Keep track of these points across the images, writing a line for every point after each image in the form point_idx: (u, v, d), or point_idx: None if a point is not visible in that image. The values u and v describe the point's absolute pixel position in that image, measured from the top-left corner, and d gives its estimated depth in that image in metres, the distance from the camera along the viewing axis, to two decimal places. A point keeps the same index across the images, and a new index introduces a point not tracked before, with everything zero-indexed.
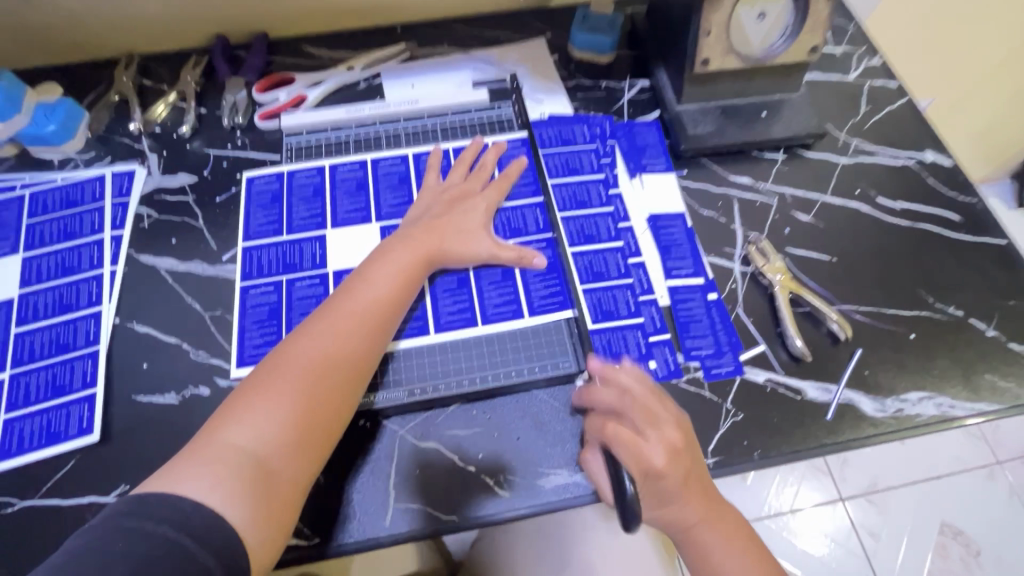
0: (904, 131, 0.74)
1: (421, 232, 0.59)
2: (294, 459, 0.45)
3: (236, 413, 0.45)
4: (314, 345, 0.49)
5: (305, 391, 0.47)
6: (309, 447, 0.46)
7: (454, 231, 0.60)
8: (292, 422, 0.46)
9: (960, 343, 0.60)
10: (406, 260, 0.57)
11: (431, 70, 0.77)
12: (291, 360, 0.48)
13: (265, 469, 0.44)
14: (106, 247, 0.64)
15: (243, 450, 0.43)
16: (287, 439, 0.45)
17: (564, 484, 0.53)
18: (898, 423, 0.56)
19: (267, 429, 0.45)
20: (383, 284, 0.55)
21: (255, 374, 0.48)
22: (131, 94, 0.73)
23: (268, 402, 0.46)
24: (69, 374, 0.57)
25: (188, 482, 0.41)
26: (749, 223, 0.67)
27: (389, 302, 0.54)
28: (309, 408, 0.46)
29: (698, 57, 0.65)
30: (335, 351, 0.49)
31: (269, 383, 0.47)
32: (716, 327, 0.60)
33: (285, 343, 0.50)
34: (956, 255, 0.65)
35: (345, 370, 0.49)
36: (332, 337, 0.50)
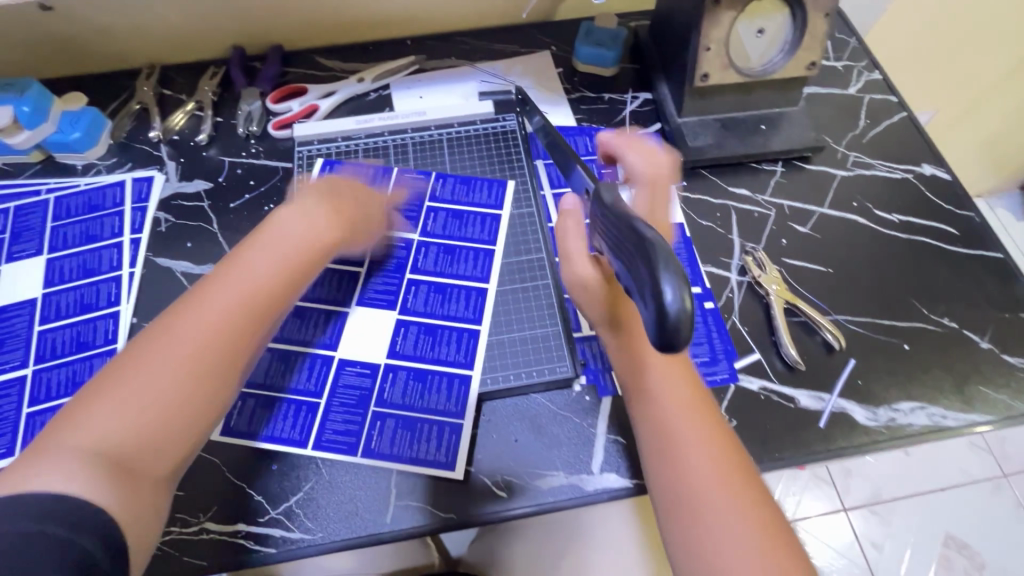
0: (902, 144, 0.75)
1: (335, 219, 0.56)
2: (161, 451, 0.40)
3: (89, 407, 0.39)
4: (185, 323, 0.43)
5: (175, 373, 0.41)
6: (179, 437, 0.41)
7: (386, 245, 0.59)
8: (162, 412, 0.40)
9: (954, 354, 0.61)
10: (300, 236, 0.52)
11: (439, 82, 0.79)
12: (160, 340, 0.42)
13: (126, 466, 0.38)
14: (125, 250, 0.67)
15: (96, 446, 0.38)
16: (156, 428, 0.40)
17: (560, 486, 0.54)
18: (889, 432, 0.57)
19: (126, 420, 0.39)
20: (275, 260, 0.49)
21: (111, 362, 0.42)
22: (151, 103, 0.76)
23: (128, 390, 0.40)
24: (88, 370, 0.59)
25: (38, 481, 0.36)
26: (746, 234, 0.68)
27: (281, 280, 0.49)
28: (184, 395, 0.41)
29: (697, 72, 0.67)
30: (215, 329, 0.44)
31: (131, 367, 0.41)
32: (711, 335, 0.62)
33: (151, 327, 0.44)
34: (952, 267, 0.66)
35: (225, 353, 0.44)
36: (207, 313, 0.44)
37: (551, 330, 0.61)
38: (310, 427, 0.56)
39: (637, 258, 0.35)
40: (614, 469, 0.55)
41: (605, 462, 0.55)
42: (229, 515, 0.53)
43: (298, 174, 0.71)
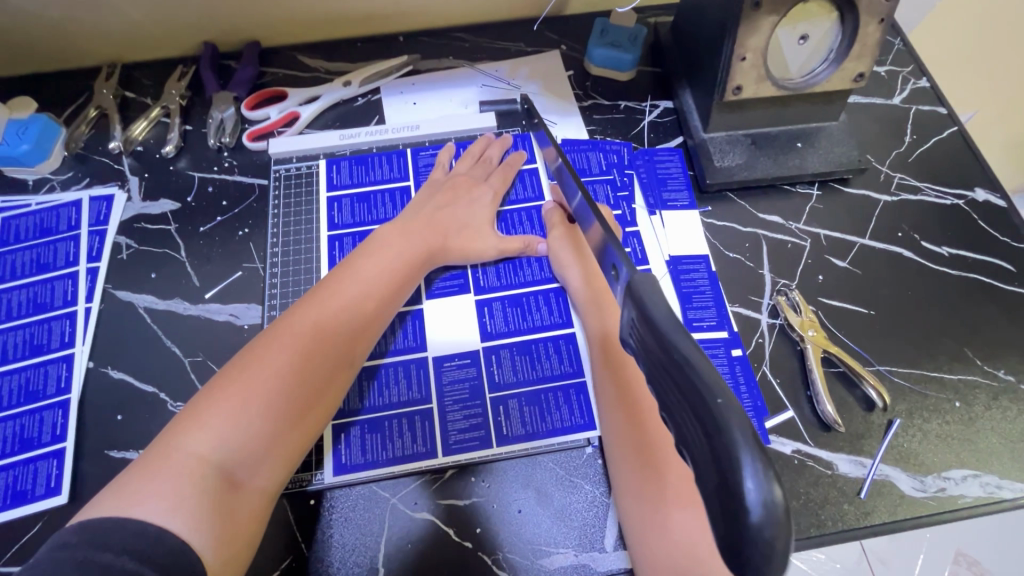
0: (952, 164, 0.67)
1: (419, 224, 0.57)
2: (265, 468, 0.43)
3: (201, 415, 0.41)
4: (289, 339, 0.46)
5: (280, 390, 0.44)
6: (282, 453, 0.44)
7: (455, 226, 0.58)
8: (268, 428, 0.43)
9: (1009, 412, 0.55)
10: (397, 254, 0.54)
11: (435, 87, 0.71)
12: (261, 355, 0.45)
13: (232, 480, 0.41)
14: (80, 282, 0.59)
15: (210, 459, 0.40)
16: (258, 444, 0.42)
17: (568, 565, 0.48)
18: (939, 505, 0.51)
19: (240, 433, 0.42)
20: (375, 281, 0.52)
21: (226, 368, 0.44)
22: (112, 109, 0.68)
23: (234, 404, 0.42)
24: (38, 425, 0.53)
25: (147, 503, 0.37)
26: (778, 269, 0.61)
27: (378, 299, 0.52)
28: (289, 413, 0.44)
29: (729, 84, 0.58)
30: (315, 345, 0.47)
31: (238, 379, 0.43)
32: (740, 389, 0.55)
33: (263, 335, 0.47)
34: (1008, 310, 0.59)
35: (325, 371, 0.47)
36: (309, 331, 0.47)
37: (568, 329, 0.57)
38: (370, 447, 0.52)
39: (687, 420, 0.27)
40: None
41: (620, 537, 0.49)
42: None
43: (274, 194, 0.64)
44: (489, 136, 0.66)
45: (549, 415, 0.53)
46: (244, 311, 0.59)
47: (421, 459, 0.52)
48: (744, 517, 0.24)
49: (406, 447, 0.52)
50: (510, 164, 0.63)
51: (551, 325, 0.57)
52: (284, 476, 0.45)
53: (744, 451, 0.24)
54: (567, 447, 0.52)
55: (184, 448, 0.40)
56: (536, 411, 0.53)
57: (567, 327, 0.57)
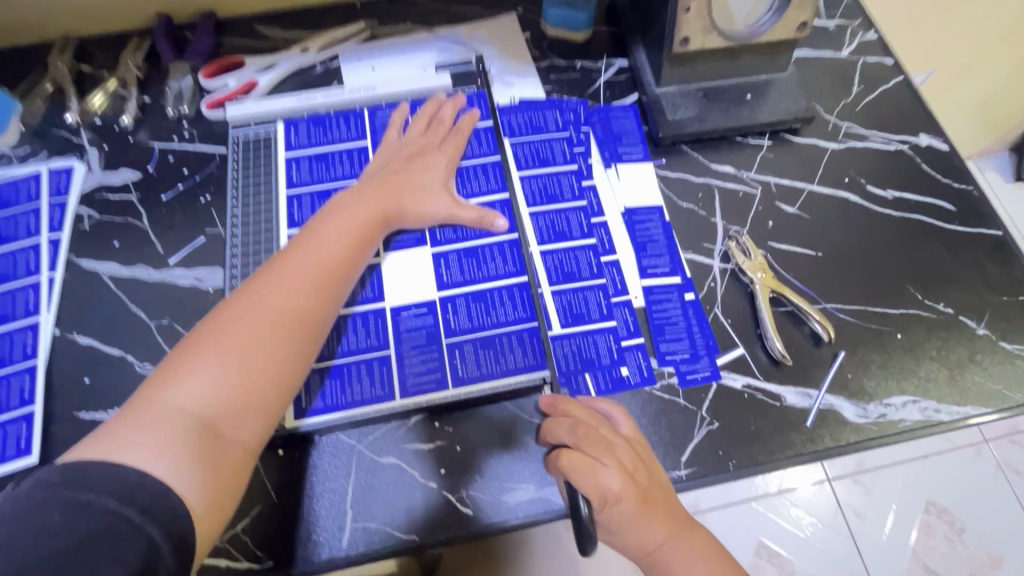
0: (897, 112, 0.69)
1: (377, 185, 0.57)
2: (246, 422, 0.43)
3: (179, 371, 0.42)
4: (260, 300, 0.46)
5: (255, 347, 0.44)
6: (262, 405, 0.44)
7: (411, 186, 0.58)
8: (245, 380, 0.44)
9: (948, 341, 0.57)
10: (359, 211, 0.54)
11: (392, 52, 0.71)
12: (235, 314, 0.45)
13: (215, 432, 0.42)
14: (43, 252, 0.60)
15: (190, 410, 0.41)
16: (238, 398, 0.43)
17: (530, 500, 0.51)
18: (880, 429, 0.54)
19: (216, 386, 0.42)
20: (341, 238, 0.52)
21: (199, 329, 0.45)
22: (68, 82, 0.68)
23: (212, 361, 0.43)
24: (6, 391, 0.53)
25: (131, 450, 0.38)
26: (730, 216, 0.63)
27: (345, 256, 0.52)
28: (264, 365, 0.45)
29: (676, 36, 0.60)
30: (287, 303, 0.47)
31: (214, 338, 0.44)
32: (692, 329, 0.57)
33: (233, 296, 0.47)
34: (949, 248, 0.62)
35: (294, 324, 0.47)
36: (281, 290, 0.47)
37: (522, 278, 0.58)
38: (332, 391, 0.53)
39: None
40: None
41: None
42: None
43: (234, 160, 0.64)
44: (440, 95, 0.66)
45: (503, 357, 0.55)
46: (208, 275, 0.60)
47: (376, 403, 0.53)
48: None
49: (365, 392, 0.53)
50: (462, 127, 0.64)
51: (506, 276, 0.58)
52: (269, 428, 0.46)
53: None
54: (522, 387, 0.54)
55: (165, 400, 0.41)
56: (489, 355, 0.55)
57: (521, 277, 0.58)
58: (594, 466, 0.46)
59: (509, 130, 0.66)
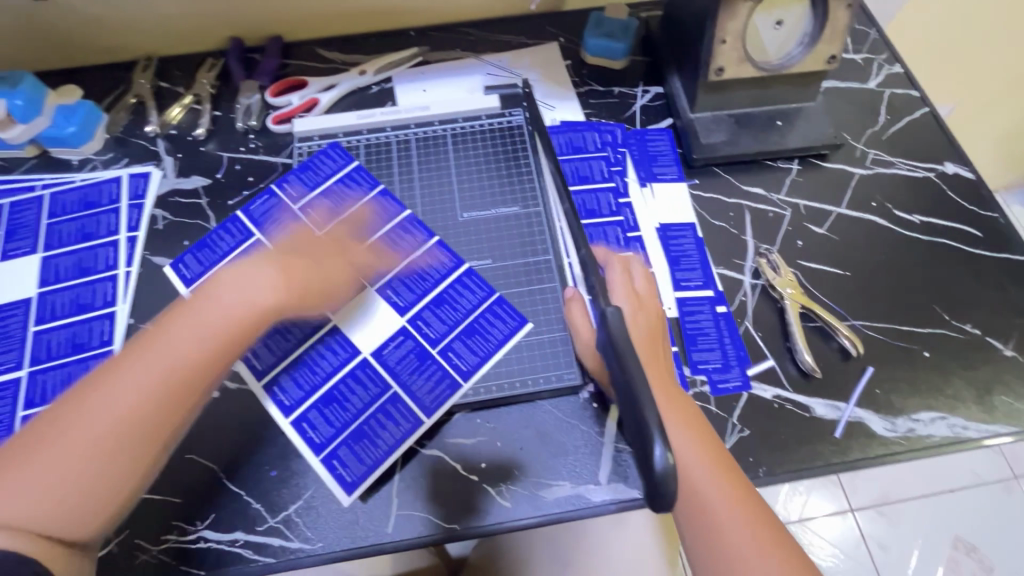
0: (923, 141, 0.72)
1: (280, 259, 0.49)
2: (90, 519, 0.39)
3: (12, 471, 0.38)
4: (110, 395, 0.41)
5: (96, 444, 0.39)
6: (102, 503, 0.40)
7: (325, 271, 0.52)
8: (85, 480, 0.39)
9: (976, 362, 0.59)
10: (256, 280, 0.47)
11: (443, 75, 0.77)
12: (102, 405, 0.40)
13: (42, 535, 0.37)
14: (121, 248, 0.65)
15: (8, 515, 0.37)
16: (70, 500, 0.38)
17: (565, 497, 0.53)
18: (908, 443, 0.55)
19: (49, 489, 0.38)
20: (213, 324, 0.44)
21: (48, 422, 0.40)
22: (148, 97, 0.74)
23: (37, 463, 0.38)
24: (84, 373, 0.58)
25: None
26: (761, 235, 0.66)
27: (215, 348, 0.44)
28: (95, 467, 0.39)
29: (712, 66, 0.64)
30: (170, 390, 0.42)
31: (63, 432, 0.39)
32: (724, 341, 0.59)
33: (86, 384, 0.42)
34: (975, 271, 0.64)
35: (161, 418, 0.41)
36: (143, 383, 0.41)
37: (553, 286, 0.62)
38: (362, 453, 0.53)
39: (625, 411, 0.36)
40: (621, 479, 0.53)
41: (612, 471, 0.54)
42: (226, 525, 0.52)
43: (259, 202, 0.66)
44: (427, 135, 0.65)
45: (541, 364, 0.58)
46: None
47: (395, 443, 0.54)
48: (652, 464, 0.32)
49: (384, 430, 0.54)
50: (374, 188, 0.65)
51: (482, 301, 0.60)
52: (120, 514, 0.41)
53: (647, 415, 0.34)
54: (559, 390, 0.57)
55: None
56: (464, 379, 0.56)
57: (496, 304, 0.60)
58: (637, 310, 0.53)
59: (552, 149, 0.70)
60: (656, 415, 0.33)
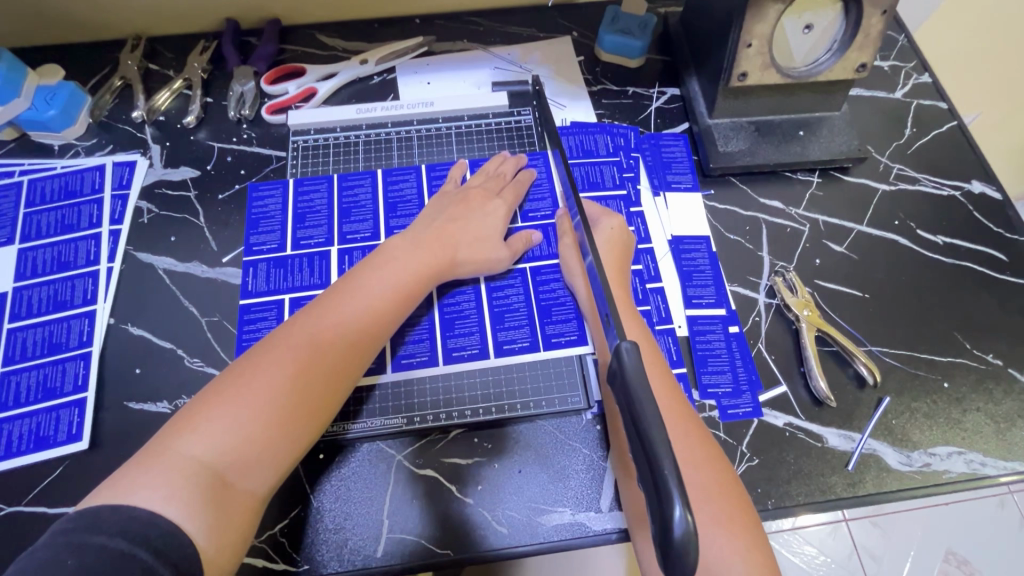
0: (950, 157, 0.69)
1: (427, 241, 0.56)
2: (258, 471, 0.42)
3: (200, 420, 0.42)
4: (283, 354, 0.46)
5: (275, 394, 0.44)
6: (277, 457, 0.43)
7: (465, 246, 0.57)
8: (266, 430, 0.43)
9: (996, 394, 0.56)
10: (403, 267, 0.54)
11: (449, 68, 0.73)
12: (272, 362, 0.45)
13: (226, 482, 0.40)
14: (103, 242, 0.61)
15: (205, 459, 0.40)
16: (255, 445, 0.42)
17: (565, 525, 0.50)
18: (923, 478, 0.53)
19: (235, 434, 0.42)
20: (373, 294, 0.51)
21: (220, 381, 0.44)
22: (136, 79, 0.70)
23: (228, 410, 0.42)
24: (61, 375, 0.55)
25: (141, 492, 0.38)
26: (777, 251, 0.63)
27: (378, 312, 0.51)
28: (275, 422, 0.43)
29: (735, 70, 0.60)
30: (331, 343, 0.47)
31: (239, 387, 0.43)
32: (735, 363, 0.57)
33: (259, 347, 0.47)
34: (999, 298, 0.61)
35: (326, 380, 0.46)
36: (313, 341, 0.47)
37: (562, 300, 0.59)
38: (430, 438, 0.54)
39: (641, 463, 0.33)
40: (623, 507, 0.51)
41: (615, 499, 0.51)
42: None
43: (258, 233, 0.62)
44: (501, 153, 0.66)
45: (540, 371, 0.56)
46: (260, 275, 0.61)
47: (542, 348, 0.57)
48: (670, 530, 0.30)
49: (563, 333, 0.58)
50: (523, 184, 0.63)
51: (540, 214, 0.64)
52: (281, 478, 0.44)
53: (668, 472, 0.31)
54: (560, 412, 0.54)
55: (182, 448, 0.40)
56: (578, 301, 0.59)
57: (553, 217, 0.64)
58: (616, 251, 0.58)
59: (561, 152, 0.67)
60: (676, 469, 0.31)
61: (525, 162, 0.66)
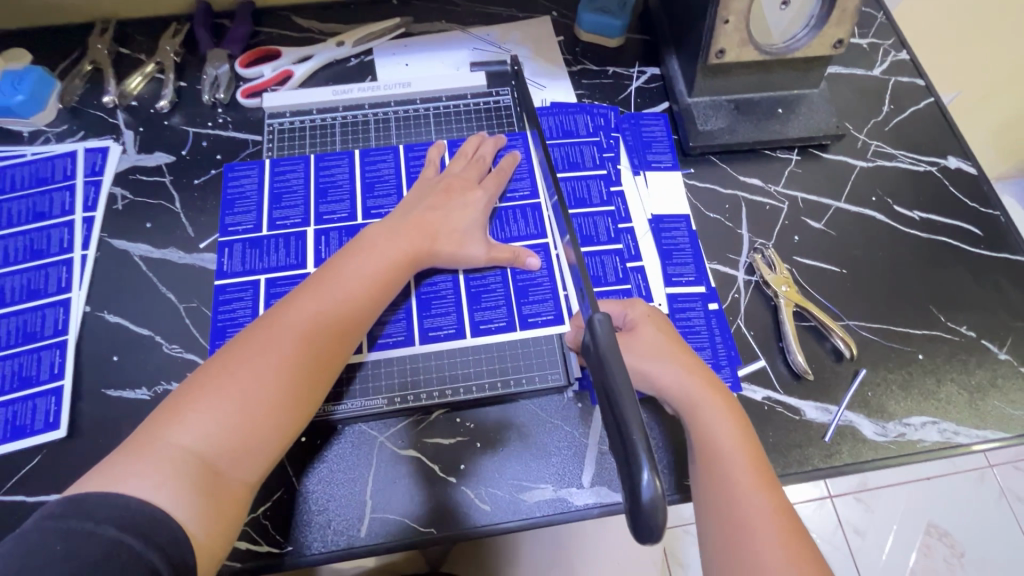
0: (927, 134, 0.69)
1: (407, 226, 0.55)
2: (247, 460, 0.42)
3: (187, 409, 0.41)
4: (266, 344, 0.45)
5: (260, 385, 0.43)
6: (266, 448, 0.43)
7: (446, 230, 0.57)
8: (253, 421, 0.42)
9: (970, 365, 0.58)
10: (387, 253, 0.53)
11: (427, 49, 0.72)
12: (256, 351, 0.45)
13: (215, 471, 0.40)
14: (77, 229, 0.60)
15: (193, 450, 0.40)
16: (243, 436, 0.42)
17: (547, 501, 0.51)
18: (899, 448, 0.54)
19: (223, 425, 0.41)
20: (354, 282, 0.51)
21: (204, 371, 0.44)
22: (106, 63, 0.69)
23: (214, 400, 0.42)
24: (36, 364, 0.54)
25: (131, 481, 0.38)
26: (757, 229, 0.63)
27: (361, 299, 0.50)
28: (263, 412, 0.43)
29: (713, 47, 0.60)
30: (315, 331, 0.47)
31: (224, 377, 0.43)
32: (715, 339, 0.57)
33: (242, 336, 0.46)
34: (973, 271, 0.62)
35: (311, 369, 0.46)
36: (296, 329, 0.46)
37: (542, 280, 0.59)
38: (411, 419, 0.54)
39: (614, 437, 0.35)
40: (605, 482, 0.51)
41: (597, 475, 0.52)
42: None
43: (234, 214, 0.62)
44: (483, 133, 0.65)
45: (520, 350, 0.56)
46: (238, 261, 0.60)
47: (518, 328, 0.57)
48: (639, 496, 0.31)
49: (539, 313, 0.58)
50: (502, 168, 0.63)
51: (519, 196, 0.63)
52: (271, 466, 0.44)
53: (639, 445, 0.33)
54: (541, 389, 0.55)
55: (171, 438, 0.40)
56: (555, 281, 0.59)
57: (533, 199, 0.63)
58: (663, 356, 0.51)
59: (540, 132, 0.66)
60: (645, 441, 0.33)
61: (503, 143, 0.65)
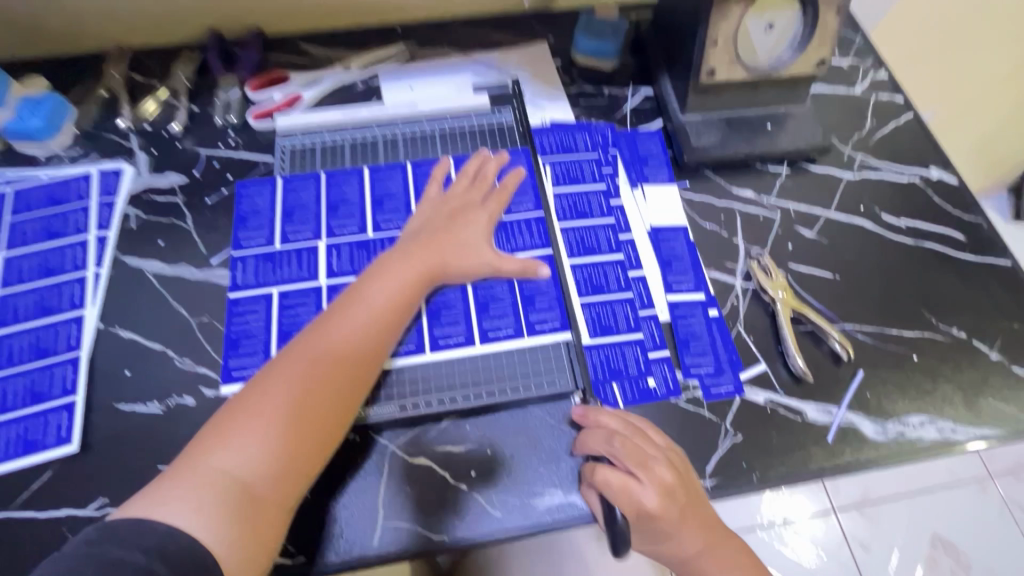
0: (909, 146, 0.73)
1: (420, 245, 0.57)
2: (282, 482, 0.44)
3: (225, 434, 0.43)
4: (297, 370, 0.47)
5: (291, 410, 0.45)
6: (299, 471, 0.44)
7: (457, 247, 0.59)
8: (286, 445, 0.44)
9: (962, 365, 0.59)
10: (406, 274, 0.55)
11: (430, 72, 0.75)
12: (287, 378, 0.46)
13: (253, 494, 0.42)
14: (90, 248, 0.62)
15: (230, 473, 0.42)
16: (276, 460, 0.44)
17: (558, 505, 0.52)
18: (898, 446, 0.55)
19: (259, 449, 0.43)
20: (378, 306, 0.52)
21: (241, 398, 0.46)
22: (121, 89, 0.71)
23: (250, 426, 0.44)
24: (48, 380, 0.55)
25: (172, 505, 0.40)
26: (751, 238, 0.66)
27: (383, 321, 0.52)
28: (294, 436, 0.45)
29: (704, 67, 0.64)
30: (341, 356, 0.49)
31: (258, 403, 0.45)
32: (716, 344, 0.59)
33: (275, 362, 0.48)
34: (960, 275, 0.64)
35: (338, 393, 0.48)
36: (323, 354, 0.48)
37: (547, 289, 0.61)
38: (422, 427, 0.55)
39: None
40: None
41: None
42: None
43: (246, 230, 0.63)
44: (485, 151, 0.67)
45: (527, 356, 0.57)
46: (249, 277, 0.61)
47: (525, 336, 0.58)
48: None
49: (545, 321, 0.59)
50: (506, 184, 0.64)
51: (523, 210, 0.65)
52: (304, 486, 0.45)
53: None
54: (549, 395, 0.56)
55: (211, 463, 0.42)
56: (560, 290, 0.60)
57: (536, 212, 0.65)
58: (631, 482, 0.48)
59: (541, 149, 0.69)
60: None
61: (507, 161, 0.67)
